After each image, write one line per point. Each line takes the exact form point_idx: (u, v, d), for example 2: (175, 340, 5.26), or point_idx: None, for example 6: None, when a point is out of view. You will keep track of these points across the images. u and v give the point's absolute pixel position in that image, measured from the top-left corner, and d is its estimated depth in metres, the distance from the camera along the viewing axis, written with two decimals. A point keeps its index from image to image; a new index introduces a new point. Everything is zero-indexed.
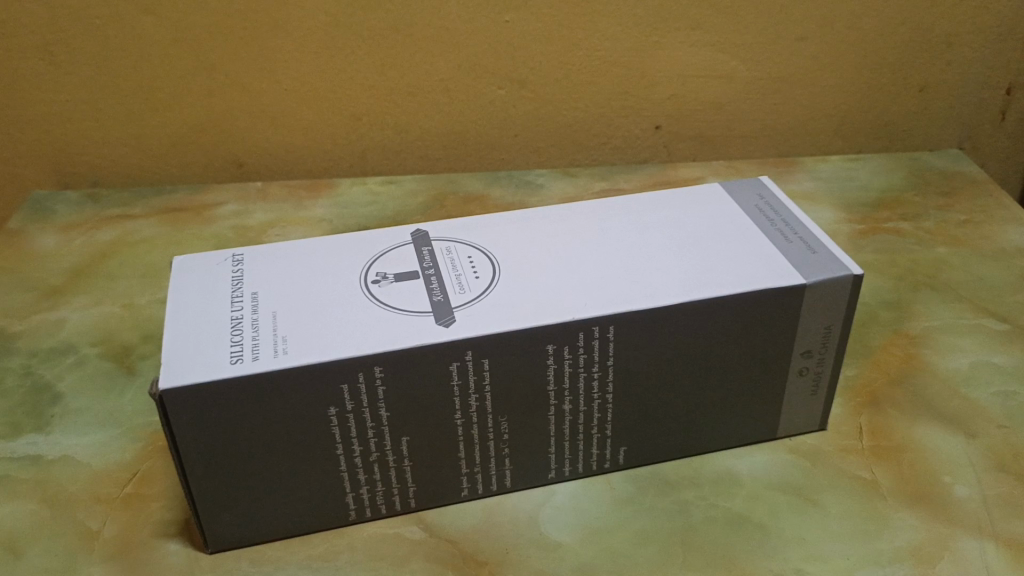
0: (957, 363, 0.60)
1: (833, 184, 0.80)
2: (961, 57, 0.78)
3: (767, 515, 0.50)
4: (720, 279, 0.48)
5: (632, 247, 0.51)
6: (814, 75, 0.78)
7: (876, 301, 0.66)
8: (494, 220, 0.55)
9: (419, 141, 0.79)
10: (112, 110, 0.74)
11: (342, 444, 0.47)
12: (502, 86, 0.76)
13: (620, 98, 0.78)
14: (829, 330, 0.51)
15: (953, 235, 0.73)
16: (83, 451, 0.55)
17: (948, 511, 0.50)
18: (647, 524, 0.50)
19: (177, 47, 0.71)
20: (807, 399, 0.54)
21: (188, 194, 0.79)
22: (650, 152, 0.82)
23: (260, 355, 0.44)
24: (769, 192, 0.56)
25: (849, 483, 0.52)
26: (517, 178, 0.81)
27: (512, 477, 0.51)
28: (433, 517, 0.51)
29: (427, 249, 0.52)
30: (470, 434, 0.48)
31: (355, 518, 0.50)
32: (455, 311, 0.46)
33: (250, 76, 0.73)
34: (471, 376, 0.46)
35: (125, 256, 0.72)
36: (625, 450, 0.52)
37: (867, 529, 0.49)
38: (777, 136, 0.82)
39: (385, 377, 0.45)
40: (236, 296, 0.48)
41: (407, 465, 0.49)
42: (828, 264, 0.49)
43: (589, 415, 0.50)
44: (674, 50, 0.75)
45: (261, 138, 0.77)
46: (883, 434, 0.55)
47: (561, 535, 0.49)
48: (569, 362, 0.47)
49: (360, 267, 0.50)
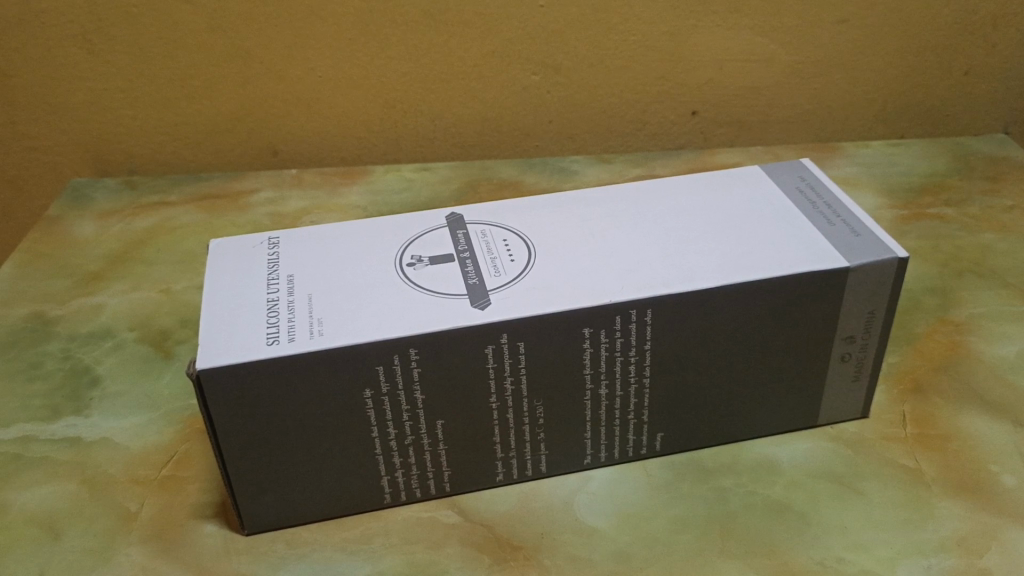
0: (1004, 351, 0.58)
1: (874, 169, 0.78)
2: (1007, 38, 0.76)
3: (807, 502, 0.49)
4: (761, 263, 0.47)
5: (669, 230, 0.50)
6: (855, 59, 0.77)
7: (919, 287, 0.64)
8: (529, 204, 0.54)
9: (453, 127, 0.78)
10: (148, 98, 0.75)
11: (377, 427, 0.46)
12: (536, 72, 0.75)
13: (655, 84, 0.77)
14: (873, 315, 0.50)
15: (998, 221, 0.71)
16: (120, 434, 0.55)
17: (995, 500, 0.49)
18: (684, 511, 0.49)
19: (213, 35, 0.71)
20: (849, 385, 0.53)
21: (223, 181, 0.79)
22: (686, 138, 0.81)
23: (296, 337, 0.43)
24: (811, 174, 0.55)
25: (892, 472, 0.51)
26: (551, 164, 0.80)
27: (547, 462, 0.51)
28: (467, 501, 0.50)
29: (462, 231, 0.51)
30: (506, 418, 0.48)
31: (390, 502, 0.50)
32: (490, 294, 0.46)
33: (285, 63, 0.73)
34: (507, 359, 0.46)
35: (161, 242, 0.73)
36: (661, 437, 0.52)
37: (911, 518, 0.48)
38: (817, 121, 0.81)
39: (420, 360, 0.44)
40: (271, 278, 0.48)
41: (441, 449, 0.48)
42: (872, 248, 0.48)
43: (625, 400, 0.49)
44: (711, 33, 0.74)
45: (296, 126, 0.77)
46: (927, 422, 0.54)
47: (597, 521, 0.49)
48: (605, 346, 0.46)
49: (395, 250, 0.50)
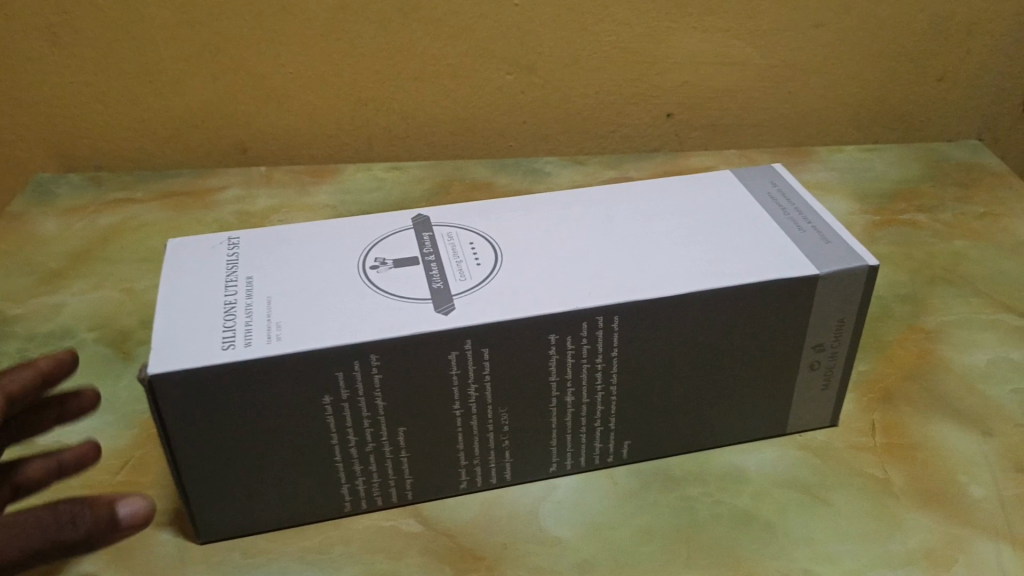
0: (974, 359, 0.58)
1: (848, 175, 0.78)
2: (981, 46, 0.76)
3: (774, 512, 0.49)
4: (732, 269, 0.47)
5: (638, 235, 0.50)
6: (830, 64, 0.76)
7: (891, 294, 0.64)
8: (497, 207, 0.53)
9: (425, 126, 0.77)
10: (115, 92, 0.73)
11: (337, 434, 0.45)
12: (510, 72, 0.74)
13: (630, 85, 0.76)
14: (842, 324, 0.49)
15: (971, 228, 0.71)
16: (76, 437, 0.54)
17: (962, 512, 0.48)
18: (649, 520, 0.48)
19: (180, 29, 0.70)
20: (818, 393, 0.52)
21: (191, 178, 0.78)
22: (661, 141, 0.80)
23: (253, 341, 0.42)
24: (782, 179, 0.54)
25: (860, 481, 0.50)
26: (524, 165, 0.79)
27: (512, 470, 0.50)
28: (430, 510, 0.49)
29: (427, 234, 0.50)
30: (469, 426, 0.47)
31: (350, 510, 0.49)
32: (454, 298, 0.45)
33: (254, 59, 0.72)
34: (471, 365, 0.45)
35: (125, 240, 0.72)
36: (629, 445, 0.51)
37: (878, 529, 0.47)
38: (792, 125, 0.80)
39: (381, 366, 0.43)
40: (230, 280, 0.47)
41: (404, 457, 0.47)
42: (842, 255, 0.48)
43: (592, 407, 0.48)
44: (686, 36, 0.73)
45: (266, 122, 0.76)
46: (895, 431, 0.53)
47: (562, 531, 0.48)
48: (571, 353, 0.46)
49: (358, 252, 0.49)
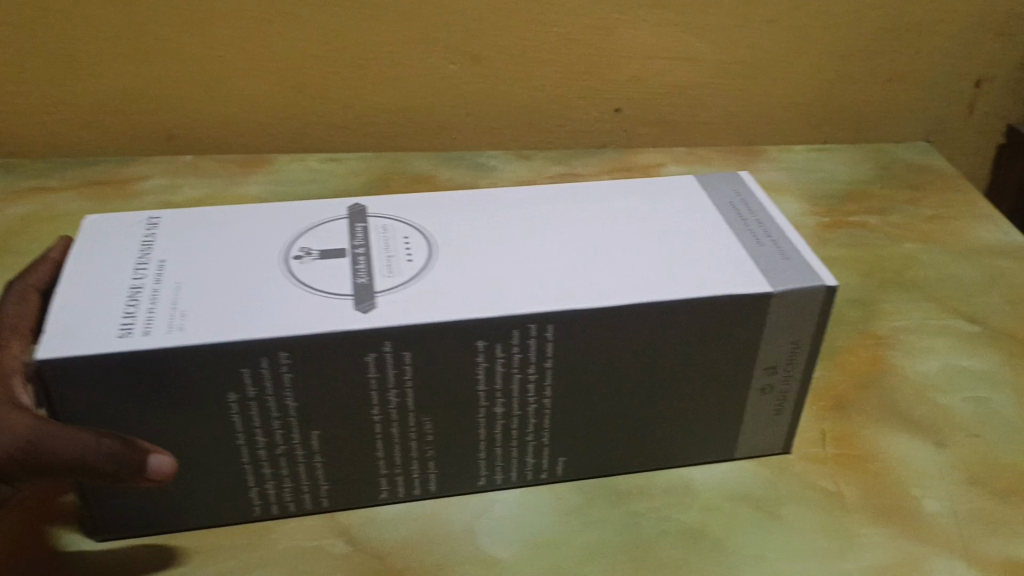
0: (927, 367, 0.57)
1: (799, 175, 0.76)
2: (932, 46, 0.75)
3: (724, 529, 0.46)
4: (682, 278, 0.44)
5: (584, 237, 0.47)
6: (783, 61, 0.74)
7: (843, 299, 0.62)
8: (436, 202, 0.50)
9: (363, 116, 0.73)
10: (30, 71, 0.68)
11: (243, 435, 0.42)
12: (454, 61, 0.71)
13: (579, 78, 0.73)
14: (797, 347, 0.47)
15: (922, 231, 0.70)
16: None
17: (918, 527, 0.46)
18: (593, 539, 0.46)
19: (101, 5, 0.65)
20: (769, 419, 0.49)
21: (111, 166, 0.73)
22: (609, 136, 0.78)
23: (152, 330, 0.38)
24: (747, 189, 0.52)
25: (813, 495, 0.48)
26: (468, 159, 0.76)
27: (437, 481, 0.47)
28: (356, 529, 0.46)
29: (361, 226, 0.47)
30: (389, 432, 0.44)
31: (260, 514, 0.46)
32: (377, 295, 0.41)
33: (181, 39, 0.67)
34: (390, 369, 0.41)
35: (37, 231, 0.66)
36: (564, 461, 0.48)
37: (833, 547, 0.45)
38: (743, 123, 0.78)
39: (291, 364, 0.40)
40: (141, 261, 0.43)
41: (318, 462, 0.44)
42: (799, 274, 0.45)
43: (524, 418, 0.45)
44: (638, 28, 0.71)
45: (193, 108, 0.71)
46: (848, 442, 0.51)
47: (498, 550, 0.45)
48: (500, 362, 0.42)
49: (286, 236, 0.45)
